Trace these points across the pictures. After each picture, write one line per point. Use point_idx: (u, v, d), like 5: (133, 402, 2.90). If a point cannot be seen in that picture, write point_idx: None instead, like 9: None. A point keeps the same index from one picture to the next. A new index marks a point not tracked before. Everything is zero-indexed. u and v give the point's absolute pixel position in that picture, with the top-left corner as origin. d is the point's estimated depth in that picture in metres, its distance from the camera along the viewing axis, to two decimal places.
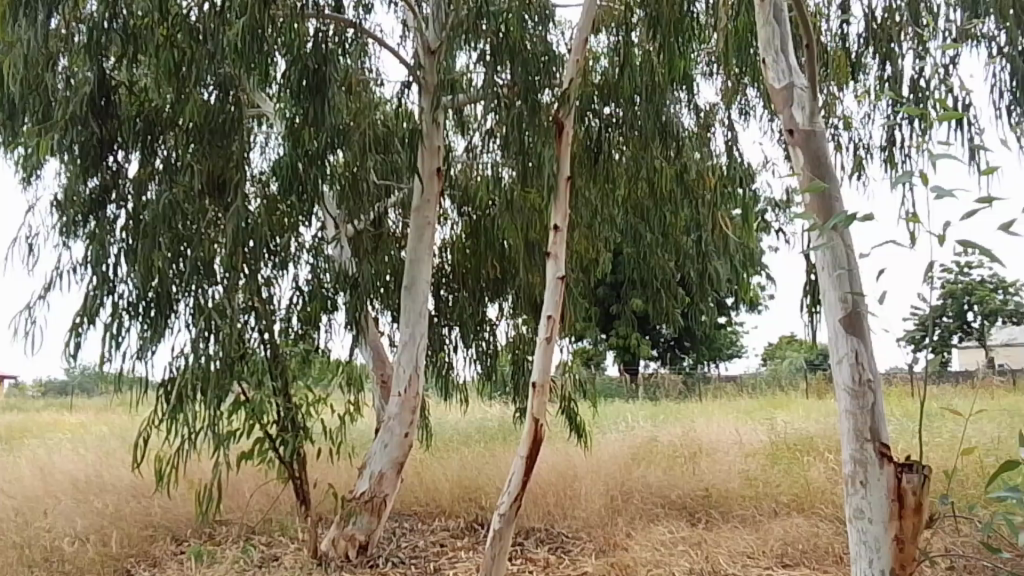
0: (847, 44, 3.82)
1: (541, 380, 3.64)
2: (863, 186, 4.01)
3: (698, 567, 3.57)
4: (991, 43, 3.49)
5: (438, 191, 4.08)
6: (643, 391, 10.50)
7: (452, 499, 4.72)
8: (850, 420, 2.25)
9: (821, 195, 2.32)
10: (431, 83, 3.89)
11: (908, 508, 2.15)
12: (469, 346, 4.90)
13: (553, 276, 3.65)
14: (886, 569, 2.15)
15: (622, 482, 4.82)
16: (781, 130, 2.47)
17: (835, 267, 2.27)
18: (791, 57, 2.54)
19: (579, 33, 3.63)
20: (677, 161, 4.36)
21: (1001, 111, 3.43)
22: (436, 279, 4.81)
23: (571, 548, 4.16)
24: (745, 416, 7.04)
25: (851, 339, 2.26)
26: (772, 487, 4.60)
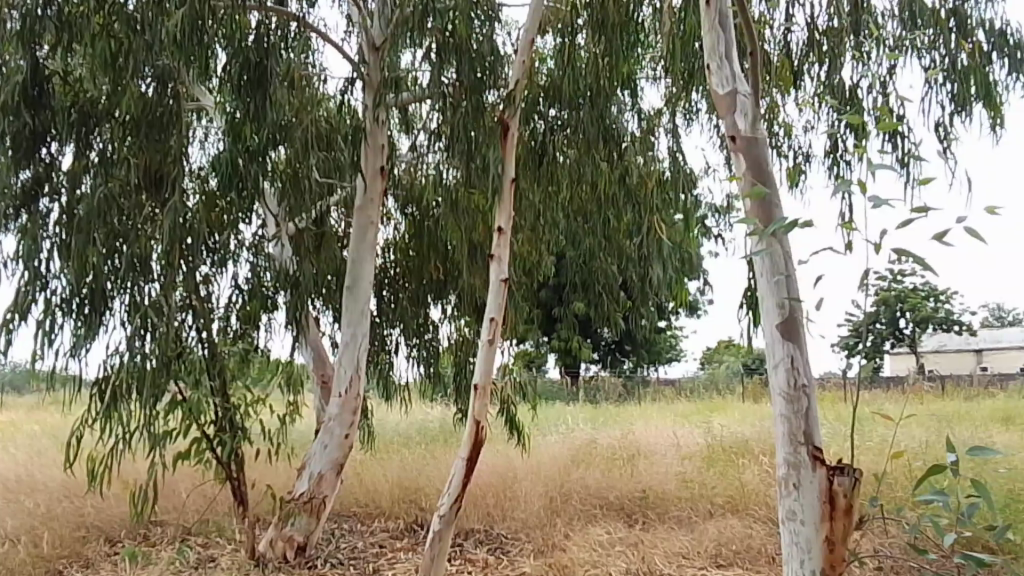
0: (789, 53, 3.89)
1: (483, 381, 3.65)
2: (801, 195, 4.15)
3: (634, 567, 3.64)
4: (926, 57, 3.71)
5: (382, 190, 4.06)
6: (583, 394, 10.62)
7: (393, 500, 4.69)
8: (785, 423, 2.33)
9: (761, 201, 2.39)
10: (375, 80, 3.85)
11: (838, 509, 2.24)
12: (412, 345, 4.88)
13: (496, 277, 3.67)
14: (816, 569, 2.24)
15: (562, 484, 4.87)
16: (723, 136, 2.55)
17: (773, 273, 2.35)
18: (735, 64, 2.61)
19: (525, 34, 3.66)
20: (618, 164, 4.43)
21: (936, 122, 3.65)
22: (378, 280, 4.79)
23: (510, 548, 4.20)
24: (682, 419, 7.20)
25: (787, 344, 2.34)
26: (708, 488, 4.71)
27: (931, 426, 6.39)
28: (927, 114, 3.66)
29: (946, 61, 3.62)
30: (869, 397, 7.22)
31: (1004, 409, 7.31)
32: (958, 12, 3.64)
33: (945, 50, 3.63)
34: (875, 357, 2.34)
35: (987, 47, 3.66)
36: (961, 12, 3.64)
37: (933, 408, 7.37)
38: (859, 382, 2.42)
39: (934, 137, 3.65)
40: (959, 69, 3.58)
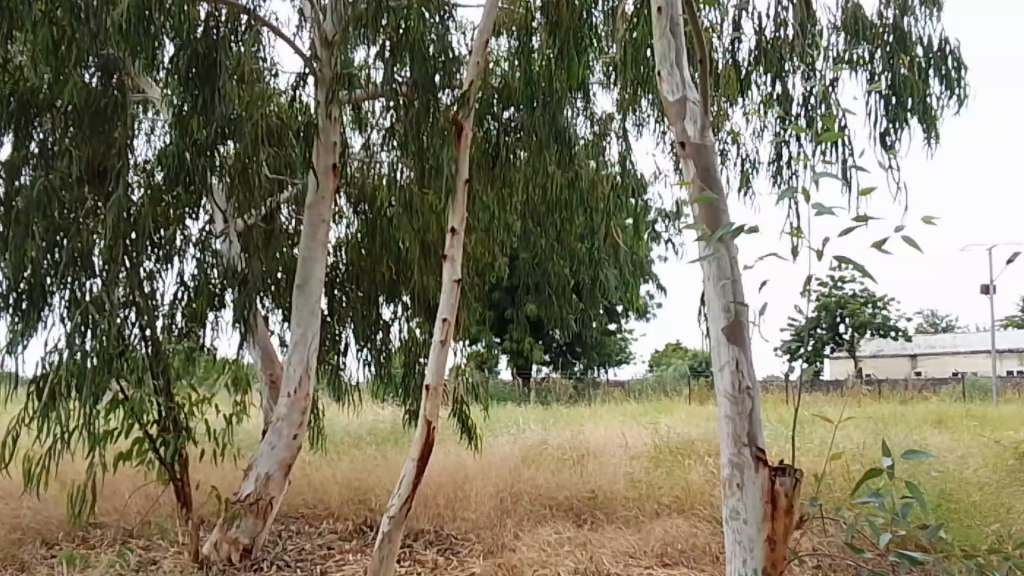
0: (738, 62, 3.96)
1: (435, 381, 3.63)
2: (750, 201, 4.23)
3: (582, 566, 3.66)
4: (867, 71, 3.85)
5: (334, 188, 4.01)
6: (533, 396, 10.68)
7: (341, 501, 4.64)
8: (729, 424, 2.38)
9: (709, 206, 2.44)
10: (327, 75, 3.79)
11: (779, 509, 2.29)
12: (362, 346, 4.83)
13: (449, 278, 3.65)
14: (758, 568, 2.29)
15: (511, 485, 4.89)
16: (673, 142, 2.59)
17: (719, 278, 2.40)
18: (685, 71, 2.65)
19: (479, 34, 3.67)
20: (569, 169, 4.43)
21: (878, 134, 3.75)
22: (329, 279, 4.74)
23: (459, 548, 4.19)
24: (630, 420, 7.30)
25: (732, 347, 2.39)
26: (655, 488, 4.78)
27: (870, 428, 6.58)
28: (871, 125, 3.75)
29: (887, 75, 3.77)
30: (811, 400, 7.41)
31: (938, 413, 7.57)
32: (897, 26, 3.81)
33: (883, 65, 3.79)
34: (814, 361, 2.41)
35: (924, 63, 3.80)
36: (899, 27, 3.82)
37: (871, 411, 7.60)
38: (802, 384, 2.49)
39: (874, 148, 3.77)
40: (900, 82, 3.74)
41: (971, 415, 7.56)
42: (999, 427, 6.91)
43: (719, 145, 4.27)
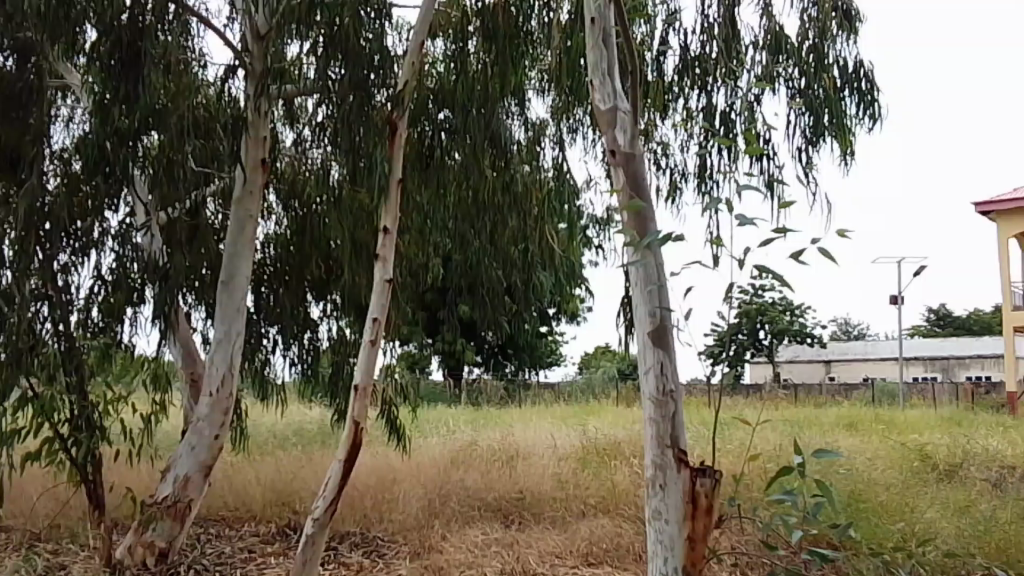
0: (663, 75, 4.05)
1: (364, 382, 3.59)
2: (677, 211, 4.34)
3: (509, 567, 3.69)
4: (789, 87, 3.97)
5: (263, 184, 3.90)
6: (463, 398, 10.70)
7: (264, 504, 4.53)
8: (653, 427, 2.43)
9: (637, 213, 2.48)
10: (257, 69, 3.71)
11: (699, 509, 2.35)
12: (289, 345, 4.78)
13: (381, 278, 3.62)
14: (678, 566, 2.34)
15: (440, 486, 4.87)
16: (604, 149, 2.64)
17: (646, 283, 2.43)
18: (617, 81, 2.70)
19: (416, 36, 3.67)
20: (505, 172, 4.48)
21: (796, 150, 3.90)
22: (256, 275, 4.63)
23: (386, 550, 4.15)
24: (558, 422, 7.38)
25: (657, 351, 2.45)
26: (582, 489, 4.83)
27: (787, 431, 6.82)
28: (789, 139, 3.91)
29: (806, 93, 3.93)
30: (733, 405, 7.62)
31: (850, 416, 7.90)
32: (816, 48, 3.95)
33: (805, 84, 3.93)
34: (736, 365, 2.49)
35: (839, 83, 3.97)
36: (818, 49, 3.95)
37: (788, 415, 7.89)
38: (723, 387, 2.57)
39: (795, 162, 3.91)
40: (819, 101, 3.91)
41: (879, 419, 7.91)
42: (905, 430, 7.26)
43: (649, 155, 4.29)
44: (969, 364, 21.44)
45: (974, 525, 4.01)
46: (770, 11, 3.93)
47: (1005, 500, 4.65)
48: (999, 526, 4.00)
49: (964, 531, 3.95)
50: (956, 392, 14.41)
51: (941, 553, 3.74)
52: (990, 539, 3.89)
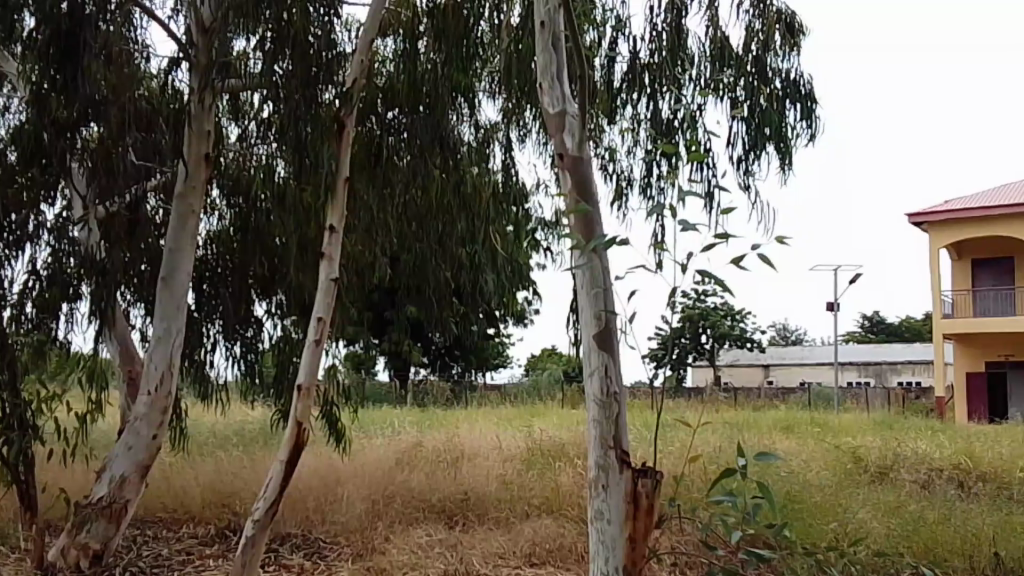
0: (612, 81, 4.09)
1: (308, 382, 3.55)
2: (621, 215, 4.43)
3: (452, 568, 3.70)
4: (732, 98, 4.08)
5: (206, 180, 3.82)
6: (409, 399, 10.67)
7: (204, 504, 4.45)
8: (596, 428, 2.47)
9: (584, 216, 2.52)
10: (203, 61, 3.68)
11: (640, 509, 2.41)
12: (231, 344, 4.72)
13: (326, 277, 3.59)
14: (618, 566, 2.39)
15: (384, 487, 4.85)
16: (553, 152, 2.68)
17: (591, 287, 2.48)
18: (566, 85, 2.75)
19: (365, 34, 3.67)
20: (455, 172, 4.48)
21: (736, 161, 4.02)
22: (198, 272, 4.58)
23: (328, 552, 4.12)
24: (504, 423, 7.43)
25: (601, 354, 2.50)
26: (526, 490, 4.86)
27: (727, 433, 6.99)
28: (730, 149, 4.02)
29: (749, 104, 4.05)
30: (675, 407, 7.76)
31: (788, 420, 8.13)
32: (759, 59, 4.07)
33: (748, 96, 4.06)
34: (678, 368, 2.55)
35: (781, 94, 4.11)
36: (761, 60, 4.07)
37: (729, 417, 8.08)
38: (665, 389, 2.63)
39: (734, 171, 4.02)
40: (762, 113, 4.02)
41: (815, 422, 8.15)
42: (840, 433, 7.49)
43: (597, 160, 4.33)
44: (900, 369, 22.32)
45: (903, 525, 4.17)
46: (716, 21, 4.03)
47: (932, 500, 4.84)
48: (927, 525, 4.16)
49: (894, 531, 4.10)
50: (888, 397, 14.93)
51: (871, 552, 3.88)
52: (916, 538, 4.05)
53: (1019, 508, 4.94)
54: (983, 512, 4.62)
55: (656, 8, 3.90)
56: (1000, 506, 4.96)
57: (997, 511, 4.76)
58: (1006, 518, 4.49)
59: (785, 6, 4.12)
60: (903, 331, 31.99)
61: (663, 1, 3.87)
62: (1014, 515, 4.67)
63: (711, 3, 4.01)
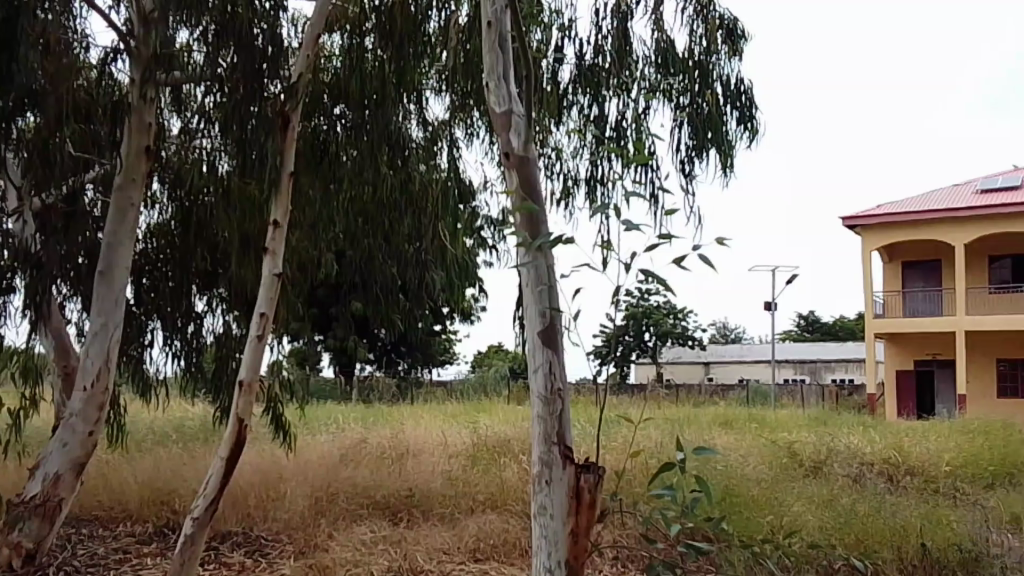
0: (560, 82, 4.11)
1: (249, 378, 3.51)
2: (569, 212, 4.46)
3: (396, 564, 3.71)
4: (675, 102, 4.19)
5: (147, 172, 3.74)
6: (354, 396, 10.61)
7: (142, 502, 4.36)
8: (541, 424, 2.52)
9: (529, 215, 2.57)
10: (144, 54, 3.59)
11: (582, 503, 2.46)
12: (171, 340, 4.64)
13: (269, 272, 3.55)
14: (560, 560, 2.45)
15: (327, 484, 4.82)
16: (500, 152, 2.72)
17: (537, 284, 2.52)
18: (512, 85, 2.79)
19: (312, 29, 3.64)
20: (403, 170, 4.48)
21: (679, 163, 4.13)
22: (137, 267, 4.50)
23: (270, 549, 4.08)
24: (450, 419, 7.45)
25: (547, 351, 2.55)
26: (471, 486, 4.89)
27: (669, 428, 7.15)
28: (674, 151, 4.12)
29: (693, 107, 4.16)
30: (618, 404, 7.91)
31: (727, 415, 8.36)
32: (702, 63, 4.19)
33: (693, 99, 4.16)
34: (622, 365, 2.60)
35: (722, 97, 4.23)
36: (705, 65, 4.20)
37: (671, 413, 8.26)
38: (608, 386, 2.68)
39: (678, 173, 4.13)
40: (704, 116, 4.15)
41: (753, 418, 8.39)
42: (776, 429, 7.74)
43: (544, 159, 4.29)
44: (834, 367, 23.08)
45: (836, 517, 4.33)
46: (660, 25, 4.13)
47: (862, 494, 5.04)
48: (857, 517, 4.32)
49: (826, 524, 4.26)
50: (823, 394, 15.43)
51: (804, 544, 4.03)
52: (849, 531, 4.21)
53: (943, 500, 5.18)
54: (910, 505, 4.83)
55: (602, 13, 4.00)
56: (925, 498, 5.19)
57: (922, 503, 4.98)
58: (931, 510, 4.70)
59: (727, 12, 4.24)
60: (837, 330, 33.04)
61: (609, 6, 3.97)
62: (938, 507, 4.90)
63: (656, 8, 4.10)
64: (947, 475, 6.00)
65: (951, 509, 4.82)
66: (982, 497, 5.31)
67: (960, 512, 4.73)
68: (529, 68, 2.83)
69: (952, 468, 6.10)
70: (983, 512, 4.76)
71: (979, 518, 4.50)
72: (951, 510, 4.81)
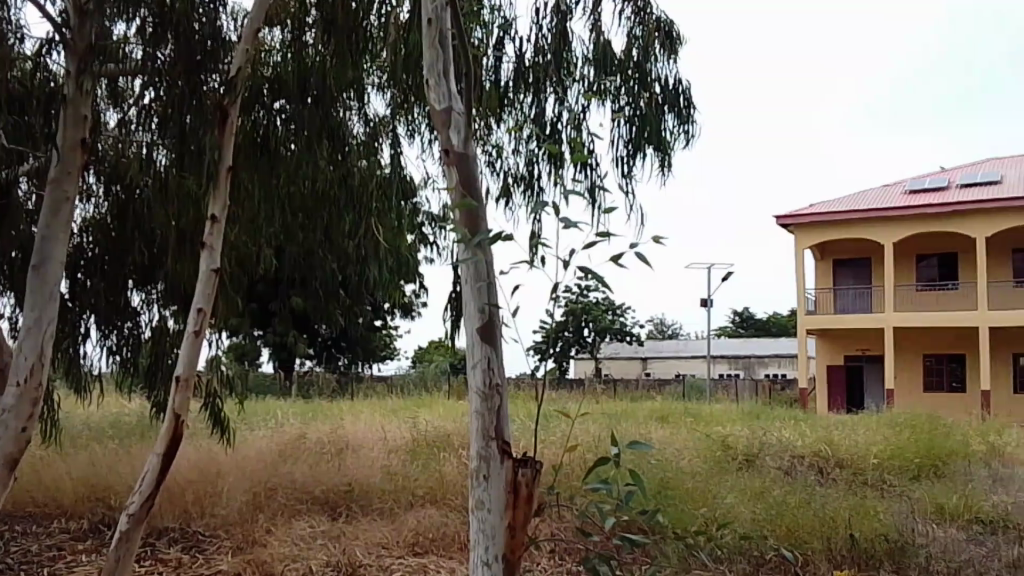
0: (500, 82, 4.18)
1: (186, 374, 3.50)
2: (510, 210, 4.52)
3: (334, 559, 3.77)
4: (614, 103, 4.34)
5: (83, 166, 3.68)
6: (294, 392, 10.56)
7: (76, 498, 4.31)
8: (479, 419, 2.61)
9: (469, 211, 2.65)
10: (79, 47, 3.57)
11: (519, 498, 2.55)
12: (106, 335, 4.63)
13: (206, 268, 3.55)
14: (498, 553, 2.54)
15: (266, 480, 4.82)
16: (439, 149, 2.80)
17: (476, 281, 2.60)
18: (452, 82, 2.86)
19: (251, 22, 3.60)
20: (341, 165, 4.54)
21: (617, 162, 4.26)
22: (72, 262, 4.46)
23: (207, 545, 4.08)
24: (391, 414, 7.50)
25: (484, 347, 2.64)
26: (411, 481, 4.95)
27: (607, 422, 7.34)
28: (613, 151, 4.25)
29: (629, 108, 4.33)
30: (557, 398, 8.04)
31: (663, 409, 8.61)
32: (640, 66, 4.33)
33: (629, 100, 4.34)
34: (558, 360, 2.70)
35: (660, 99, 4.41)
36: (643, 66, 4.34)
37: (608, 408, 8.48)
38: (546, 381, 2.78)
39: (617, 172, 4.26)
40: (641, 117, 4.31)
41: (688, 412, 8.65)
42: (710, 423, 7.99)
43: (484, 157, 4.40)
44: (766, 362, 23.83)
45: (767, 509, 4.52)
46: (598, 27, 4.25)
47: (793, 486, 5.26)
48: (788, 509, 4.52)
49: (758, 516, 4.44)
50: (757, 389, 15.94)
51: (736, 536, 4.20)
52: (779, 523, 4.40)
53: (870, 492, 5.43)
54: (839, 497, 5.06)
55: (542, 12, 4.08)
56: (854, 490, 5.44)
57: (851, 495, 5.22)
58: (860, 502, 4.93)
59: (663, 16, 4.39)
60: (769, 327, 34.11)
61: (548, 5, 4.04)
62: (866, 499, 5.14)
63: (594, 9, 4.22)
64: (874, 467, 6.29)
65: (877, 500, 5.06)
66: (907, 488, 5.58)
67: (886, 503, 4.97)
68: (468, 66, 2.93)
69: (878, 461, 6.39)
70: (909, 503, 5.01)
71: (904, 509, 4.74)
72: (878, 501, 5.05)
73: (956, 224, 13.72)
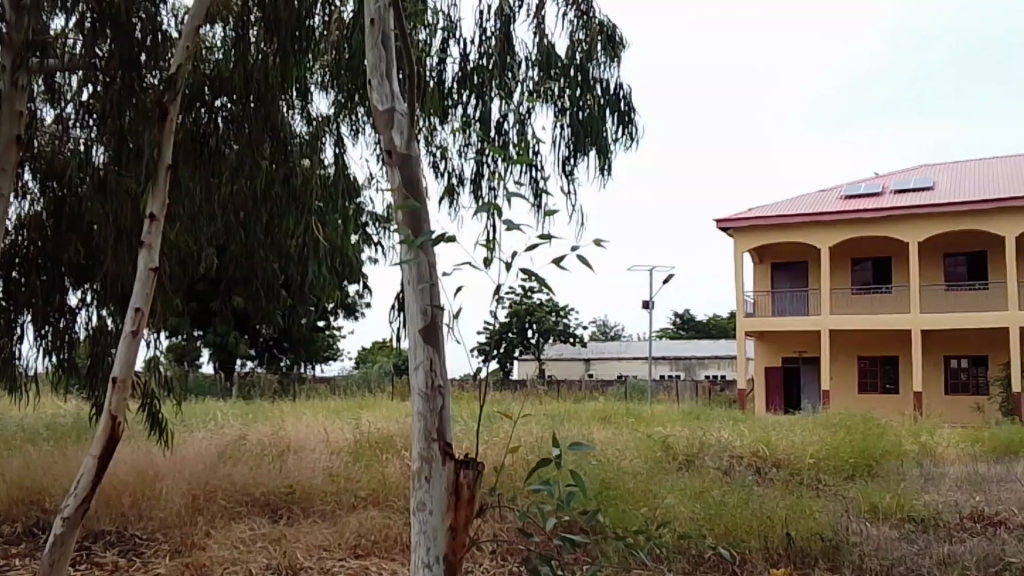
0: (443, 83, 4.29)
1: (123, 375, 3.45)
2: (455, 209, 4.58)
3: (274, 562, 3.76)
4: (557, 105, 4.43)
5: (17, 162, 3.61)
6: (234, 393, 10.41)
7: (9, 502, 4.20)
8: (421, 420, 2.67)
9: (411, 213, 2.70)
10: (15, 41, 3.48)
11: (461, 499, 2.62)
12: (41, 335, 4.50)
13: (144, 267, 3.51)
14: (440, 554, 2.59)
15: (205, 482, 4.78)
16: (382, 149, 2.84)
17: (419, 282, 2.67)
18: (395, 83, 2.92)
19: (191, 19, 3.57)
20: (282, 165, 4.54)
21: (560, 162, 4.37)
22: (6, 260, 4.35)
23: (144, 549, 4.03)
24: (334, 415, 7.48)
25: (427, 347, 2.72)
26: (354, 482, 4.96)
27: (550, 422, 7.46)
28: (555, 152, 4.37)
29: (573, 109, 4.42)
30: (501, 399, 8.12)
31: (605, 410, 8.78)
32: (583, 69, 4.44)
33: (573, 101, 4.43)
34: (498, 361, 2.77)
35: (602, 101, 4.52)
36: (586, 68, 4.45)
37: (552, 408, 8.61)
38: (486, 382, 2.85)
39: (560, 172, 4.37)
40: (583, 119, 4.43)
41: (630, 412, 8.84)
42: (651, 423, 8.18)
43: (429, 157, 4.44)
44: (705, 364, 24.40)
45: (708, 509, 4.67)
46: (542, 30, 4.35)
47: (732, 486, 5.45)
48: (727, 508, 4.67)
49: (698, 514, 4.59)
50: (695, 389, 16.34)
51: (675, 535, 4.34)
52: (716, 521, 4.55)
53: (807, 492, 5.65)
54: (777, 497, 5.25)
55: (485, 15, 4.16)
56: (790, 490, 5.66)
57: (787, 495, 5.43)
58: (796, 501, 5.13)
59: (605, 20, 4.52)
60: (709, 329, 34.89)
61: (492, 9, 4.14)
62: (803, 498, 5.35)
63: (537, 13, 4.32)
64: (810, 467, 6.53)
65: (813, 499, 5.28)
66: (841, 488, 5.82)
67: (822, 503, 5.19)
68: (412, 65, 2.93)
69: (814, 461, 6.64)
70: (844, 502, 5.23)
71: (838, 508, 4.95)
72: (815, 500, 5.27)
73: (886, 230, 14.29)
